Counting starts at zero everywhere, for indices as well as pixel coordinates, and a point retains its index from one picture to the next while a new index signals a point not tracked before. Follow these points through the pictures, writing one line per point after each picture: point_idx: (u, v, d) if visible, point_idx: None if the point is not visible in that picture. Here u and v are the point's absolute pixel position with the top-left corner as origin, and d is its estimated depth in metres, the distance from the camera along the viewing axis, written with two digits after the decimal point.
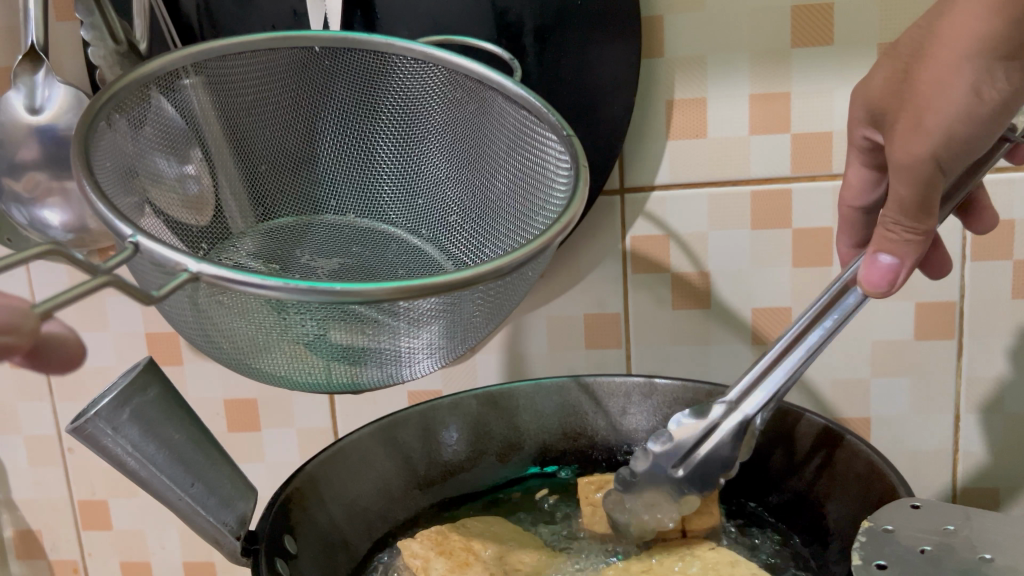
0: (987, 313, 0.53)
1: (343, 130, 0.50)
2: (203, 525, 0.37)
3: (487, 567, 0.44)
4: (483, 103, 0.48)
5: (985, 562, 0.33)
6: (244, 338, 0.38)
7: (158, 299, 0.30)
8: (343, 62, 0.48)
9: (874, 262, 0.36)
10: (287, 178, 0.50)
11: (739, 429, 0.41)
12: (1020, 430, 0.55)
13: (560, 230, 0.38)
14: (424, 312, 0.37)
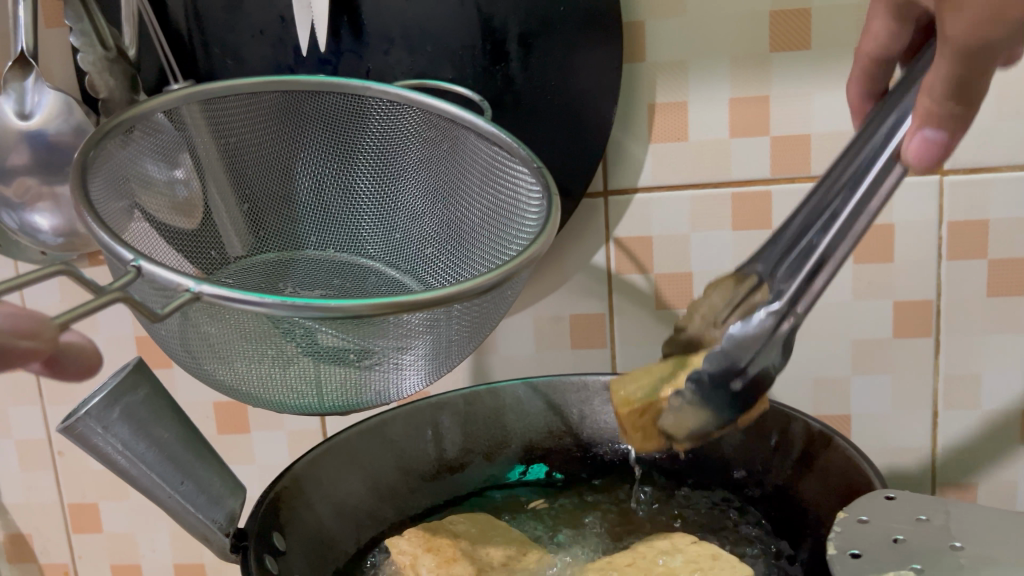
0: (964, 311, 0.54)
1: (324, 172, 0.51)
2: (192, 522, 0.38)
3: (475, 563, 0.45)
4: (457, 142, 0.49)
5: (954, 548, 0.34)
6: (233, 359, 0.38)
7: (162, 317, 0.31)
8: (323, 105, 0.49)
9: (917, 137, 0.32)
10: (271, 218, 0.51)
11: (783, 339, 0.33)
12: (995, 425, 0.56)
13: (536, 247, 0.39)
14: (407, 331, 0.38)
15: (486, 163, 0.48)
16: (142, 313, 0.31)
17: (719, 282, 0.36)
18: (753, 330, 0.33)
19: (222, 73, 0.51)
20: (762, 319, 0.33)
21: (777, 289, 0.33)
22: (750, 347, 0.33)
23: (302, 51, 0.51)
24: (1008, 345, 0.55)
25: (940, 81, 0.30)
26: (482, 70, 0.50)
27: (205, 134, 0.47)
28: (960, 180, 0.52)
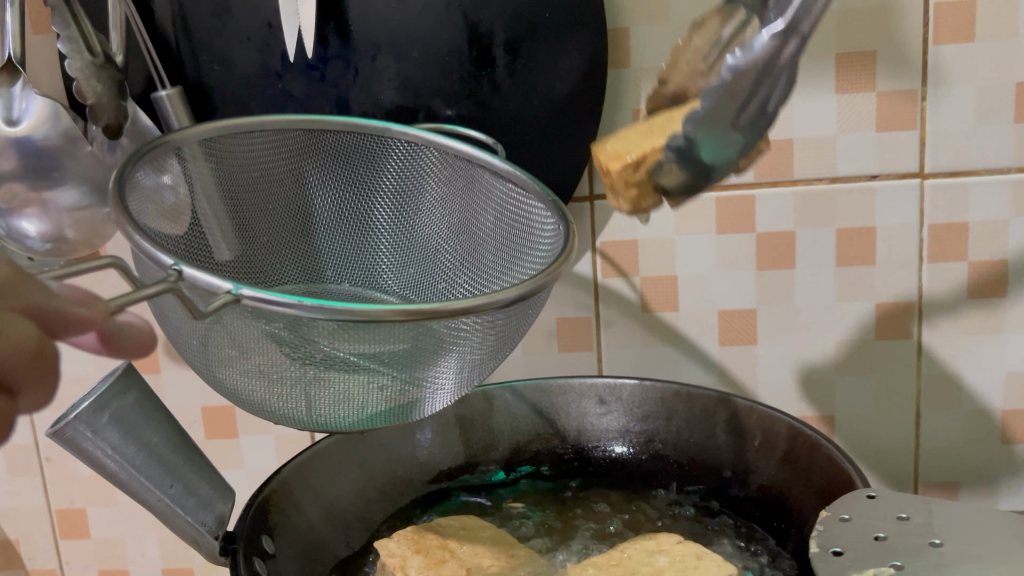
0: (944, 313, 0.55)
1: (343, 210, 0.52)
2: (181, 525, 0.38)
3: (463, 563, 0.45)
4: (473, 177, 0.50)
5: (934, 546, 0.35)
6: (257, 372, 0.39)
7: (207, 314, 0.31)
8: (341, 143, 0.50)
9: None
10: (290, 255, 0.51)
11: (771, 71, 0.30)
12: (977, 424, 0.57)
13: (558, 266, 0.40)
14: (431, 342, 0.39)
15: (502, 195, 0.49)
16: (186, 311, 0.31)
17: (703, 24, 0.38)
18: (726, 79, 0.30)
19: (210, 78, 0.51)
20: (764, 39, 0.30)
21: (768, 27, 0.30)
22: (715, 119, 0.31)
23: (290, 57, 0.51)
24: (989, 346, 0.55)
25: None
26: (469, 76, 0.50)
27: (228, 173, 0.48)
28: (941, 183, 0.53)
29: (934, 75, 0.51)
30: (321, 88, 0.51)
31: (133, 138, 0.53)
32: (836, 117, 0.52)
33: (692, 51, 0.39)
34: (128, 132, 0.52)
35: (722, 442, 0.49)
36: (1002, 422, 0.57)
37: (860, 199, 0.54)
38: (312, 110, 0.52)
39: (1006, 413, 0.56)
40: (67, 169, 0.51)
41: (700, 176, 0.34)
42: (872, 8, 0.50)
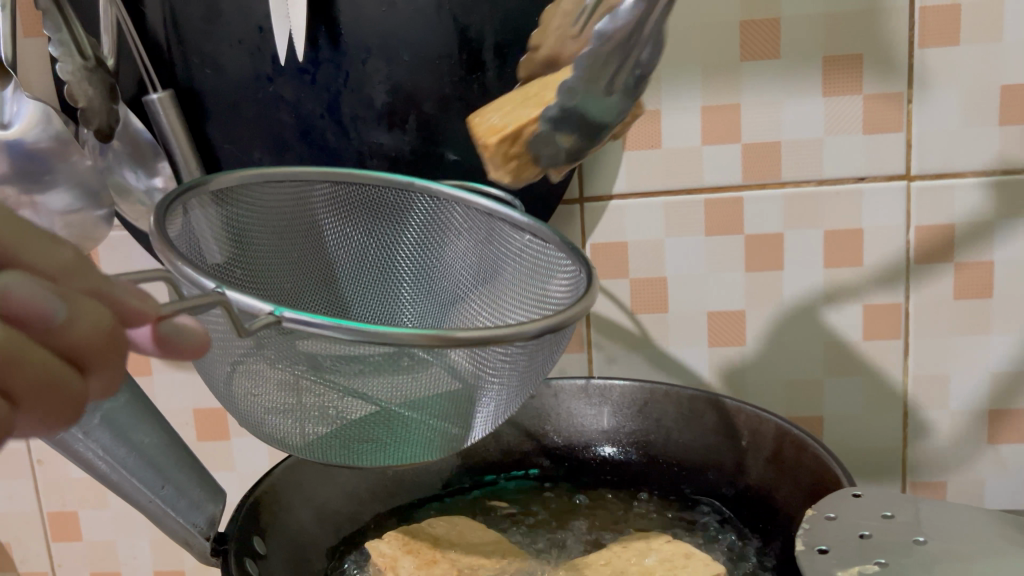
0: (930, 314, 0.56)
1: (367, 250, 0.52)
2: (173, 527, 0.38)
3: (454, 564, 0.45)
4: (495, 229, 0.50)
5: (918, 543, 0.35)
6: (287, 402, 0.40)
7: (250, 331, 0.31)
8: (367, 192, 0.51)
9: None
10: (317, 293, 0.52)
11: (629, 41, 0.34)
12: (964, 424, 0.57)
13: (587, 295, 0.41)
14: (463, 375, 0.40)
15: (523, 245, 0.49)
16: (233, 328, 0.30)
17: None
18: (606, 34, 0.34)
19: (202, 82, 0.52)
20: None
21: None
22: (601, 74, 0.35)
23: (281, 60, 0.51)
24: (974, 347, 0.56)
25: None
26: (459, 79, 0.51)
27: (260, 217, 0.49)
28: (927, 185, 0.53)
29: (919, 78, 0.52)
30: (313, 91, 0.51)
31: (125, 143, 0.52)
32: (824, 120, 0.53)
33: (562, 16, 0.40)
34: (120, 136, 0.52)
35: (711, 442, 0.50)
36: (988, 423, 0.57)
37: (847, 201, 0.54)
38: (304, 112, 0.52)
39: (992, 413, 0.57)
40: (59, 171, 0.51)
41: (588, 139, 0.37)
42: (858, 12, 0.51)
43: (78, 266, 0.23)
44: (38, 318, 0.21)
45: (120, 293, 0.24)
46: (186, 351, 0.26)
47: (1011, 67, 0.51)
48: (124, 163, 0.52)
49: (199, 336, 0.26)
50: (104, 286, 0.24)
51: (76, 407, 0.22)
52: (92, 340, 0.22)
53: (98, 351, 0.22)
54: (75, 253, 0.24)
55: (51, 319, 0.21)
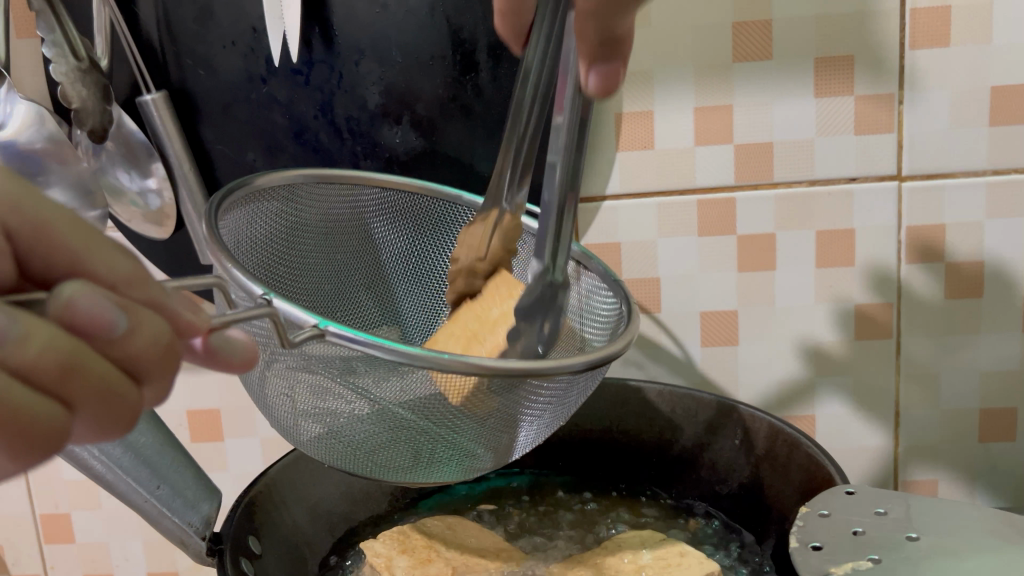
0: (922, 314, 0.56)
1: (405, 259, 0.53)
2: (169, 526, 0.38)
3: (450, 562, 0.45)
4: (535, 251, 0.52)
5: (910, 539, 0.36)
6: (325, 406, 0.40)
7: (295, 342, 0.30)
8: (415, 204, 0.52)
9: (591, 74, 0.34)
10: (353, 296, 0.52)
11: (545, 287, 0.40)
12: (955, 422, 0.58)
13: (632, 330, 0.42)
14: (513, 408, 0.40)
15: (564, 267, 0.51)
16: (276, 337, 0.30)
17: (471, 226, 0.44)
18: (531, 285, 0.40)
19: (195, 83, 0.52)
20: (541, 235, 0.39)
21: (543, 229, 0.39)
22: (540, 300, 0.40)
23: (274, 61, 0.51)
24: (965, 346, 0.56)
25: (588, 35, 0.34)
26: (453, 80, 0.51)
27: (311, 218, 0.49)
28: (918, 186, 0.54)
29: (909, 79, 0.52)
30: (306, 92, 0.52)
31: (118, 144, 0.52)
32: (816, 121, 0.53)
33: (465, 249, 0.44)
34: (114, 137, 0.52)
35: (704, 442, 0.50)
36: (979, 422, 0.58)
37: (838, 202, 0.55)
38: (297, 114, 0.52)
39: (982, 412, 0.57)
40: (52, 173, 0.52)
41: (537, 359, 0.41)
42: (847, 14, 0.51)
43: (140, 276, 0.21)
44: (100, 329, 0.19)
45: (176, 306, 0.22)
46: (234, 364, 0.24)
47: (999, 68, 0.51)
48: (118, 165, 0.53)
49: (247, 348, 0.25)
50: (160, 300, 0.22)
51: (133, 420, 0.20)
52: (150, 354, 0.20)
53: (155, 363, 0.21)
54: (137, 264, 0.22)
55: (113, 331, 0.19)
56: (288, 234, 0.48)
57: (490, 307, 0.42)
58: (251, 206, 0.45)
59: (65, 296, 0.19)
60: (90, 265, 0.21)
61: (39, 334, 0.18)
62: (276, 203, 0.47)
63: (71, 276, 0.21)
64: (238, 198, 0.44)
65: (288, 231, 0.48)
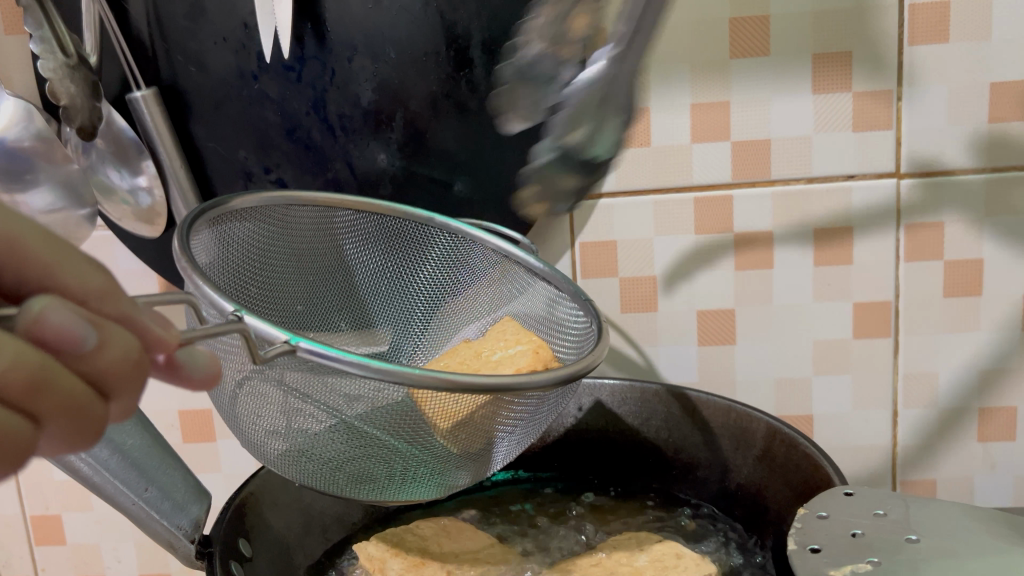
0: (920, 312, 0.56)
1: (381, 276, 0.53)
2: (157, 530, 0.37)
3: (445, 565, 0.45)
4: (510, 268, 0.51)
5: (911, 542, 0.35)
6: (294, 428, 0.39)
7: (266, 358, 0.30)
8: (390, 222, 0.51)
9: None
10: (330, 315, 0.51)
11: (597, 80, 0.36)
12: (953, 422, 0.57)
13: (601, 349, 0.41)
14: (482, 421, 0.40)
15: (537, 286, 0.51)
16: (247, 354, 0.30)
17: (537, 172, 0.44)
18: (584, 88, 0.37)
19: (185, 80, 0.51)
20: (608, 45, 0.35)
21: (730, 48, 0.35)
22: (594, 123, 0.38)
23: (265, 57, 0.50)
24: (964, 344, 0.56)
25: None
26: (447, 76, 0.50)
27: (285, 235, 0.49)
28: (917, 182, 0.53)
29: (908, 76, 0.52)
30: (298, 89, 0.51)
31: (108, 142, 0.52)
32: (814, 118, 0.53)
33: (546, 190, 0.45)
34: (103, 135, 0.51)
35: (703, 442, 0.50)
36: (977, 422, 0.57)
37: (836, 200, 0.54)
38: (289, 111, 0.51)
39: (982, 411, 0.57)
40: (40, 170, 0.50)
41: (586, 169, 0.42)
42: (847, 9, 0.51)
43: (112, 290, 0.21)
44: (71, 345, 0.19)
45: (145, 320, 0.22)
46: (195, 380, 0.24)
47: (1001, 64, 0.51)
48: (108, 162, 0.52)
49: (211, 363, 0.25)
50: (131, 314, 0.22)
51: (97, 431, 0.20)
52: (120, 369, 0.20)
53: (125, 379, 0.21)
54: (108, 277, 0.22)
55: (83, 346, 0.19)
56: (260, 254, 0.47)
57: (486, 348, 0.47)
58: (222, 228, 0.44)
59: (35, 310, 0.19)
60: (61, 276, 0.21)
61: (6, 351, 0.18)
62: (246, 225, 0.46)
63: (41, 291, 0.20)
64: (208, 220, 0.43)
65: (260, 251, 0.47)
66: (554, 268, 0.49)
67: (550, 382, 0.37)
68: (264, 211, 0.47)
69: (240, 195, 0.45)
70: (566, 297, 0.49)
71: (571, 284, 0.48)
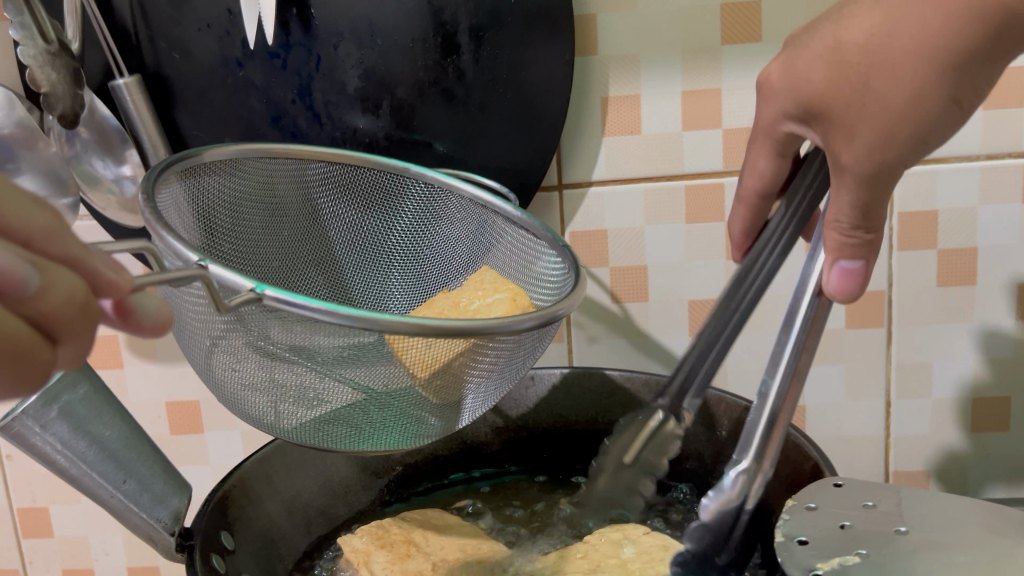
0: (914, 302, 0.55)
1: (358, 232, 0.52)
2: (136, 522, 0.37)
3: (429, 558, 0.44)
4: (489, 220, 0.50)
5: (900, 534, 0.35)
6: (265, 381, 0.38)
7: (232, 307, 0.30)
8: (363, 176, 0.50)
9: (835, 270, 0.35)
10: (306, 273, 0.51)
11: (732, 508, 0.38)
12: (947, 413, 0.57)
13: (578, 294, 0.41)
14: (456, 365, 0.39)
15: (516, 238, 0.50)
16: (211, 303, 0.29)
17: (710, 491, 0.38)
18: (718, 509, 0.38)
19: (169, 67, 0.50)
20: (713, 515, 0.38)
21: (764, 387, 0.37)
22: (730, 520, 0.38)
23: (250, 44, 0.50)
24: (958, 334, 0.55)
25: (844, 217, 0.33)
26: (434, 63, 0.50)
27: (255, 191, 0.48)
28: (911, 171, 0.52)
29: None
30: (283, 76, 0.50)
31: (92, 130, 0.51)
32: None
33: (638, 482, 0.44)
34: (86, 123, 0.51)
35: (694, 434, 0.49)
36: (971, 412, 0.57)
37: None
38: (275, 98, 0.51)
39: (976, 401, 0.56)
40: (22, 160, 0.50)
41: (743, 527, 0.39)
42: None
43: (57, 231, 0.21)
44: (11, 286, 0.19)
45: (95, 263, 0.22)
46: (145, 328, 0.24)
47: None
48: (92, 153, 0.51)
49: (163, 308, 0.25)
50: (80, 257, 0.22)
51: (42, 378, 0.20)
52: (66, 311, 0.20)
53: (71, 323, 0.20)
54: (54, 219, 0.22)
55: (25, 289, 0.19)
56: (230, 212, 0.47)
57: (464, 298, 0.47)
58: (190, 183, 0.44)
59: None
60: (6, 217, 0.20)
61: None
62: (215, 180, 0.46)
63: None
64: (174, 174, 0.42)
65: (232, 209, 0.47)
66: (532, 218, 0.48)
67: (523, 324, 0.37)
68: (233, 165, 0.46)
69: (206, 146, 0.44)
70: (541, 241, 0.48)
71: (549, 233, 0.47)
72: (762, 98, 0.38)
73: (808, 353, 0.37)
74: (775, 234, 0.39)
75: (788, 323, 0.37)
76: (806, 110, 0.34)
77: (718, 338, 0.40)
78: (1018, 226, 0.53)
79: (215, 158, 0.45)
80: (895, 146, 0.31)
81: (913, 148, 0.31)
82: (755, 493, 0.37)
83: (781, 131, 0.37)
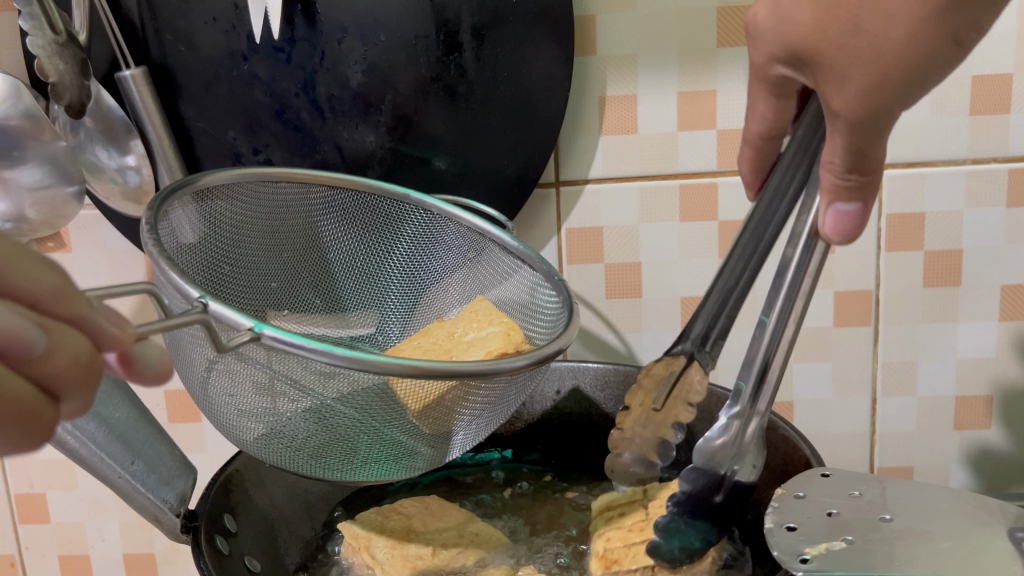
0: (901, 301, 0.56)
1: (356, 255, 0.53)
2: (143, 503, 0.38)
3: (429, 543, 0.46)
4: (488, 249, 0.52)
5: (884, 521, 0.36)
6: (261, 410, 0.39)
7: (231, 347, 0.31)
8: (367, 201, 0.52)
9: (831, 212, 0.33)
10: (303, 293, 0.52)
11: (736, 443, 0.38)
12: (931, 410, 0.58)
13: (571, 331, 0.42)
14: (456, 400, 0.41)
15: (514, 267, 0.51)
16: (211, 343, 0.30)
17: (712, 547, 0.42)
18: (724, 442, 0.38)
19: (174, 59, 0.51)
20: (715, 453, 0.38)
21: (766, 310, 0.37)
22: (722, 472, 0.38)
23: (256, 38, 0.50)
24: (943, 335, 0.57)
25: (838, 159, 0.32)
26: (436, 60, 0.51)
27: (256, 215, 0.49)
28: (899, 174, 0.54)
29: None
30: (288, 70, 0.51)
31: (96, 120, 0.51)
32: None
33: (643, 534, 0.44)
34: (92, 113, 0.51)
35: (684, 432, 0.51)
36: (954, 411, 0.58)
37: None
38: (277, 92, 0.52)
39: (958, 400, 0.58)
40: (29, 148, 0.51)
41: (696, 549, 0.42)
42: None
43: (65, 291, 0.22)
44: (19, 350, 0.20)
45: (100, 321, 0.23)
46: (146, 377, 0.25)
47: (983, 58, 0.51)
48: (96, 142, 0.52)
49: (164, 355, 0.26)
50: (86, 315, 0.23)
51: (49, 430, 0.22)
52: (71, 371, 0.21)
53: (75, 381, 0.22)
54: (64, 277, 0.23)
55: (32, 350, 0.20)
56: (232, 233, 0.48)
57: (459, 329, 0.49)
58: (194, 209, 0.45)
59: None
60: (15, 278, 0.21)
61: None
62: (219, 204, 0.47)
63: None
64: (181, 202, 0.43)
65: (234, 231, 0.48)
66: (530, 249, 0.50)
67: (515, 366, 0.38)
68: (237, 190, 0.47)
69: (211, 171, 0.45)
70: (540, 277, 0.49)
71: (545, 265, 0.48)
72: (750, 39, 0.34)
73: (806, 295, 0.36)
74: (790, 166, 0.37)
75: (789, 258, 0.36)
76: (793, 55, 0.31)
77: (738, 285, 0.39)
78: (1005, 229, 0.55)
79: (219, 183, 0.46)
80: (885, 92, 0.29)
81: (908, 87, 0.29)
82: (747, 437, 0.38)
83: (772, 75, 0.34)
